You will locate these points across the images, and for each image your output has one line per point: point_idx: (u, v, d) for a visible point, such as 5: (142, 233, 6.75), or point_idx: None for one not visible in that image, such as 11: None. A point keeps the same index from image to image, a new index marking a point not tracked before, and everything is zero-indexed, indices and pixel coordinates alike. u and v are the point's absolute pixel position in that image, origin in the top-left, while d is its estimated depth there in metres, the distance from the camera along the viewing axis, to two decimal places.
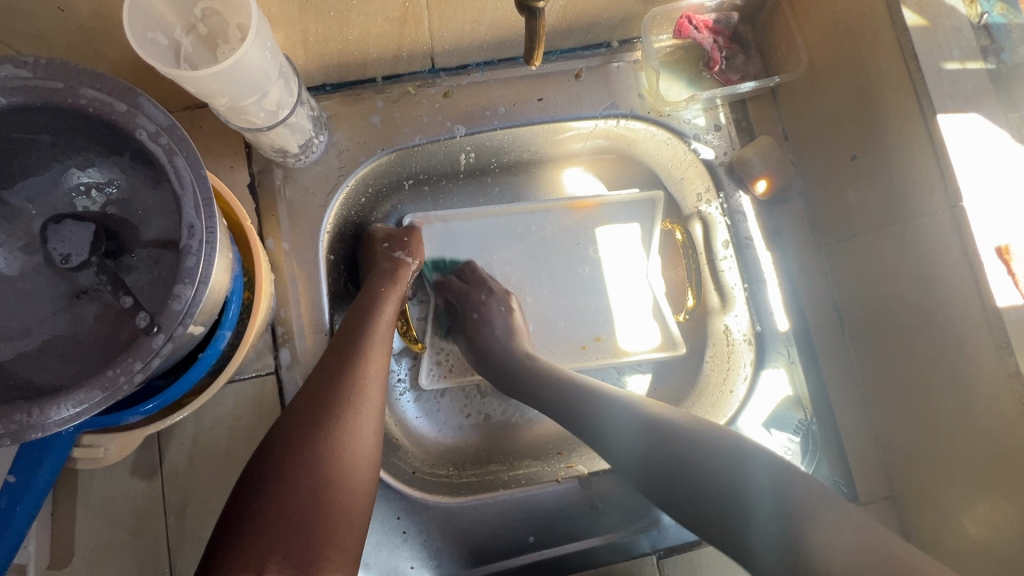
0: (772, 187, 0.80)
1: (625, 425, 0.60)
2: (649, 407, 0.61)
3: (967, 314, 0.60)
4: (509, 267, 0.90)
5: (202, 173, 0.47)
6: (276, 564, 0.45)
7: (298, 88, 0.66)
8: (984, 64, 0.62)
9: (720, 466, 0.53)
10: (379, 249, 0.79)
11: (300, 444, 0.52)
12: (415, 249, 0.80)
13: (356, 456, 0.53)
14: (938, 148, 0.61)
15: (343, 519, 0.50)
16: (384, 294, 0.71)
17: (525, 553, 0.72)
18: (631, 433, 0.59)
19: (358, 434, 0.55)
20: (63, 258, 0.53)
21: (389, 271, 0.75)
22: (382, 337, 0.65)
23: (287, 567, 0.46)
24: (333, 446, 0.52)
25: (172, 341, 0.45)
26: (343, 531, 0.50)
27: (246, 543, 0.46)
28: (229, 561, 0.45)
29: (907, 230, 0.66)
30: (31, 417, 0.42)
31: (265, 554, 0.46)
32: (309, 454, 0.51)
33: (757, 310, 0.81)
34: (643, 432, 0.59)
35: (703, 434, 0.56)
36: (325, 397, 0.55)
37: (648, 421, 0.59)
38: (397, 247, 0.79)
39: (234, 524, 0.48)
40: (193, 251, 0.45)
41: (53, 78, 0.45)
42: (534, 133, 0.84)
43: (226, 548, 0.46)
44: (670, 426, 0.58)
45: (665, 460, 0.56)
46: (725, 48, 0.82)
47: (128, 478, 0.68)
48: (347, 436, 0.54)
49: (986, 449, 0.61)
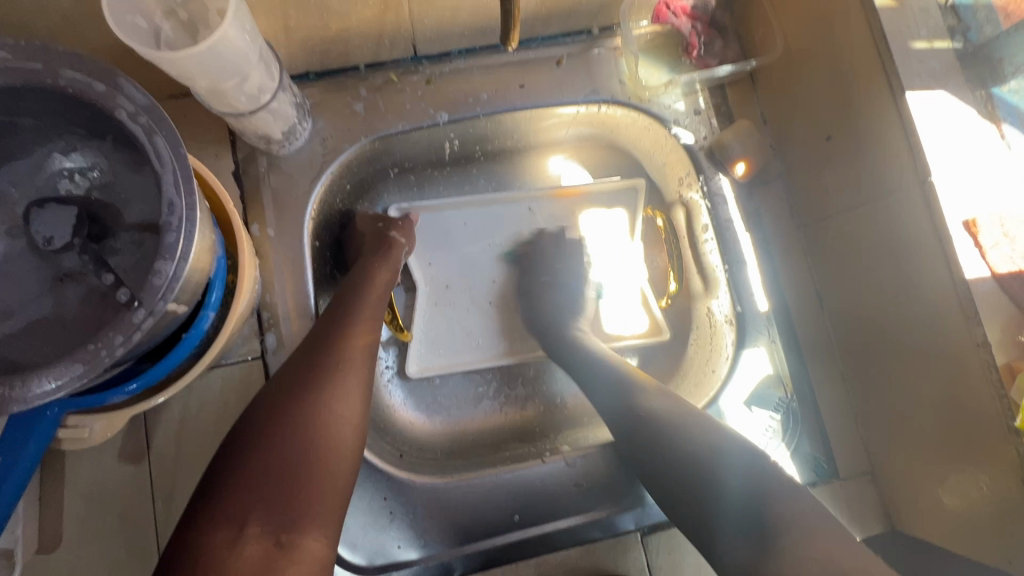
0: (751, 168, 0.82)
1: (606, 385, 0.70)
2: (633, 371, 0.70)
3: (933, 285, 0.62)
4: (498, 255, 0.91)
5: (182, 151, 0.47)
6: (258, 520, 0.47)
7: (279, 73, 0.67)
8: (951, 43, 0.64)
9: (684, 436, 0.59)
10: (374, 229, 0.80)
11: (286, 407, 0.53)
12: (409, 233, 0.82)
13: (343, 422, 0.55)
14: (908, 125, 0.62)
15: (327, 481, 0.51)
16: (376, 270, 0.73)
17: (511, 532, 0.74)
18: (605, 389, 0.70)
19: (346, 401, 0.56)
20: (45, 240, 0.53)
21: (382, 248, 0.76)
22: (373, 312, 0.67)
23: (269, 523, 0.47)
24: (319, 411, 0.54)
25: (152, 316, 0.46)
26: (328, 493, 0.51)
27: (227, 499, 0.47)
28: (212, 515, 0.46)
29: (881, 205, 0.67)
30: (13, 390, 0.43)
31: (246, 510, 0.47)
32: (294, 417, 0.52)
33: (738, 291, 0.82)
34: (616, 392, 0.68)
35: (651, 408, 0.64)
36: (314, 365, 0.57)
37: (621, 384, 0.68)
38: (392, 228, 0.80)
39: (217, 479, 0.49)
40: (173, 228, 0.46)
41: (30, 59, 0.46)
42: (518, 119, 0.85)
43: (209, 502, 0.47)
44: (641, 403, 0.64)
45: (628, 418, 0.64)
46: (704, 33, 0.84)
47: (115, 462, 0.68)
48: (334, 402, 0.55)
49: (959, 420, 0.62)
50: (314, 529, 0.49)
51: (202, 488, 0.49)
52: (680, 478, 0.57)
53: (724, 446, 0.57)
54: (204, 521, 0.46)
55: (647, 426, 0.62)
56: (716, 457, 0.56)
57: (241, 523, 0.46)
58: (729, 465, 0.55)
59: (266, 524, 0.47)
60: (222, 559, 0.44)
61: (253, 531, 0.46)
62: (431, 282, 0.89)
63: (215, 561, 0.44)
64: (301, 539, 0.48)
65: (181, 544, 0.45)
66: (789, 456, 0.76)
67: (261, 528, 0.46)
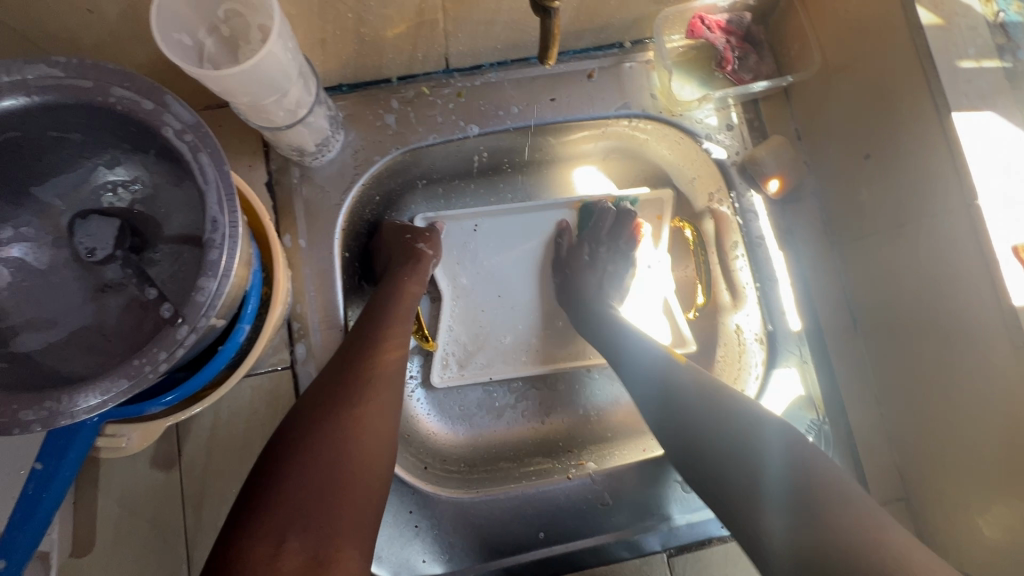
0: (784, 186, 0.81)
1: (643, 373, 0.70)
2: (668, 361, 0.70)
3: (976, 313, 0.61)
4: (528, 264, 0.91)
5: (225, 169, 0.48)
6: (295, 536, 0.47)
7: (316, 87, 0.67)
8: (1000, 62, 0.62)
9: (733, 412, 0.60)
10: (402, 241, 0.80)
11: (321, 421, 0.53)
12: (436, 244, 0.82)
13: (375, 436, 0.55)
14: (953, 145, 0.61)
15: (362, 497, 0.51)
16: (404, 284, 0.73)
17: (536, 548, 0.73)
18: (650, 380, 0.68)
19: (378, 416, 0.56)
20: (89, 252, 0.55)
21: (410, 261, 0.77)
22: (400, 325, 0.66)
23: (306, 539, 0.47)
24: (353, 426, 0.54)
25: (195, 332, 0.46)
26: (361, 508, 0.51)
27: (265, 513, 0.47)
28: (251, 530, 0.47)
29: (922, 228, 0.66)
30: (60, 404, 0.44)
31: (285, 525, 0.47)
32: (329, 432, 0.52)
33: (769, 312, 0.82)
34: (662, 385, 0.67)
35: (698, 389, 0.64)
36: (345, 379, 0.57)
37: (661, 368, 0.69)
38: (420, 240, 0.80)
39: (255, 494, 0.49)
40: (216, 244, 0.47)
41: (83, 77, 0.47)
42: (546, 132, 0.85)
43: (248, 516, 0.48)
44: (682, 381, 0.66)
45: (677, 403, 0.64)
46: (738, 47, 0.82)
47: (148, 468, 0.69)
48: (366, 417, 0.55)
49: (1001, 451, 0.60)
50: (349, 545, 0.49)
51: (241, 501, 0.49)
52: (719, 455, 0.58)
53: (768, 429, 0.59)
54: (243, 536, 0.46)
55: (696, 411, 0.62)
56: (761, 431, 0.58)
57: (280, 538, 0.46)
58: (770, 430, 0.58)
59: (303, 540, 0.47)
60: None
61: (292, 546, 0.46)
62: (460, 294, 0.89)
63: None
64: (337, 555, 0.48)
65: (220, 560, 0.46)
66: None
67: (299, 544, 0.47)
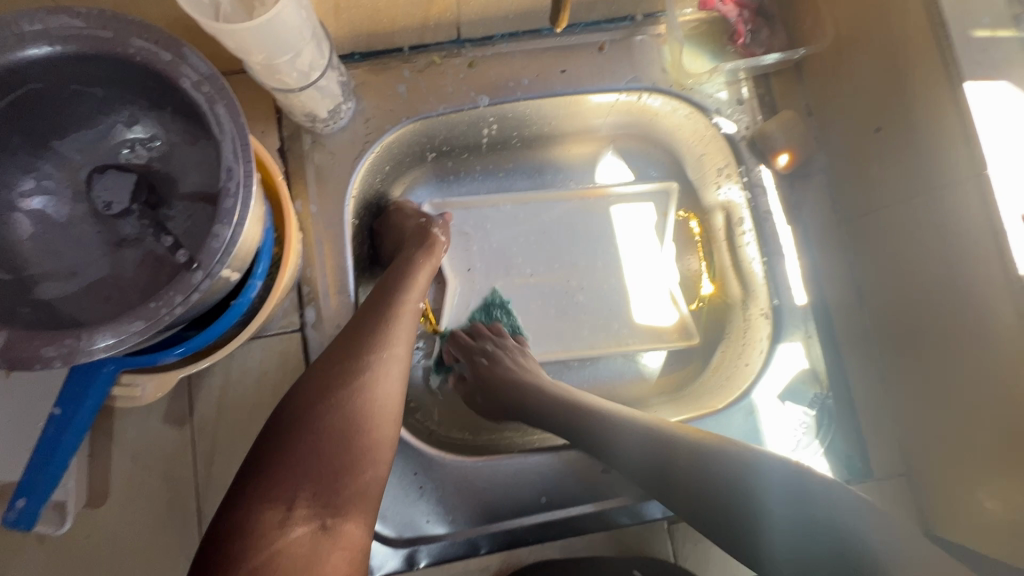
0: (794, 160, 0.80)
1: (636, 440, 0.64)
2: (658, 424, 0.65)
3: (982, 290, 0.61)
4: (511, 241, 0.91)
5: (240, 119, 0.49)
6: (304, 502, 0.48)
7: (329, 50, 0.68)
8: (1015, 31, 0.62)
9: (738, 472, 0.58)
10: (411, 227, 0.80)
11: (333, 392, 0.54)
12: (448, 231, 0.82)
13: (383, 413, 0.56)
14: (965, 115, 0.61)
15: (369, 469, 0.53)
16: (415, 264, 0.72)
17: (536, 513, 0.74)
18: (635, 443, 0.64)
19: (386, 390, 0.57)
20: (105, 205, 0.55)
21: (422, 244, 0.76)
22: (411, 305, 0.66)
23: (315, 506, 0.49)
24: (363, 398, 0.55)
25: (210, 279, 0.47)
26: (367, 482, 0.53)
27: (275, 478, 0.49)
28: (259, 495, 0.48)
29: (931, 201, 0.66)
30: (79, 341, 0.45)
31: (295, 489, 0.49)
32: (341, 403, 0.53)
33: (775, 286, 0.81)
34: (654, 448, 0.63)
35: (714, 451, 0.60)
36: (357, 352, 0.58)
37: (652, 435, 0.64)
38: (434, 225, 0.80)
39: (262, 458, 0.50)
40: (231, 193, 0.48)
41: (103, 28, 0.48)
42: (556, 105, 0.85)
43: (260, 478, 0.49)
44: (678, 441, 0.62)
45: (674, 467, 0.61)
46: (751, 21, 0.83)
47: (160, 423, 0.71)
48: (377, 392, 0.56)
49: (999, 418, 0.62)
50: (356, 514, 0.51)
51: (252, 462, 0.51)
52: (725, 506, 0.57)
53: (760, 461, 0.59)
54: (250, 501, 0.48)
55: (700, 454, 0.60)
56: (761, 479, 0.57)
57: (290, 504, 0.48)
58: (770, 480, 0.57)
59: (312, 506, 0.49)
60: (272, 539, 0.46)
61: (301, 513, 0.48)
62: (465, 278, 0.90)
63: (265, 539, 0.46)
64: (343, 523, 0.50)
65: (228, 521, 0.47)
66: (822, 451, 0.75)
67: (308, 510, 0.48)
